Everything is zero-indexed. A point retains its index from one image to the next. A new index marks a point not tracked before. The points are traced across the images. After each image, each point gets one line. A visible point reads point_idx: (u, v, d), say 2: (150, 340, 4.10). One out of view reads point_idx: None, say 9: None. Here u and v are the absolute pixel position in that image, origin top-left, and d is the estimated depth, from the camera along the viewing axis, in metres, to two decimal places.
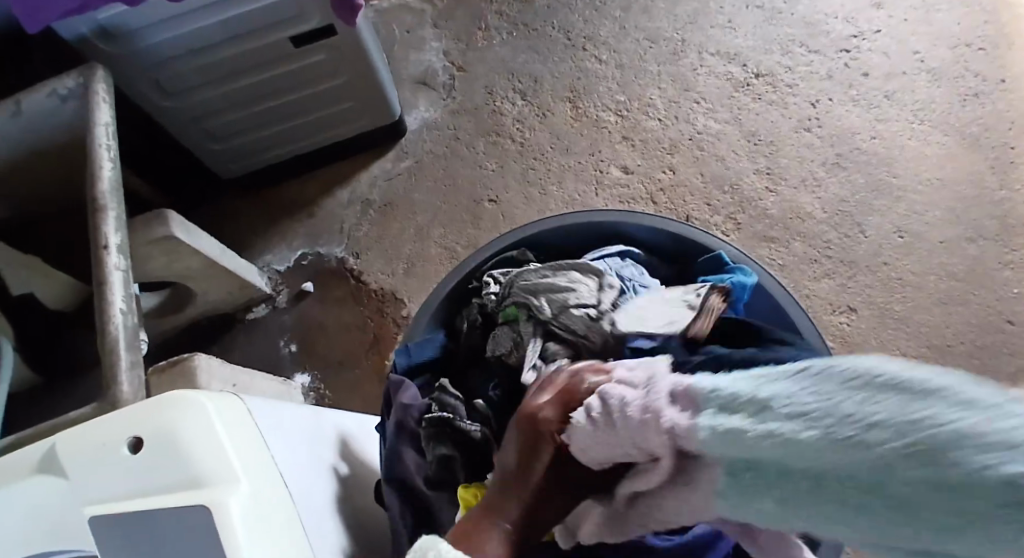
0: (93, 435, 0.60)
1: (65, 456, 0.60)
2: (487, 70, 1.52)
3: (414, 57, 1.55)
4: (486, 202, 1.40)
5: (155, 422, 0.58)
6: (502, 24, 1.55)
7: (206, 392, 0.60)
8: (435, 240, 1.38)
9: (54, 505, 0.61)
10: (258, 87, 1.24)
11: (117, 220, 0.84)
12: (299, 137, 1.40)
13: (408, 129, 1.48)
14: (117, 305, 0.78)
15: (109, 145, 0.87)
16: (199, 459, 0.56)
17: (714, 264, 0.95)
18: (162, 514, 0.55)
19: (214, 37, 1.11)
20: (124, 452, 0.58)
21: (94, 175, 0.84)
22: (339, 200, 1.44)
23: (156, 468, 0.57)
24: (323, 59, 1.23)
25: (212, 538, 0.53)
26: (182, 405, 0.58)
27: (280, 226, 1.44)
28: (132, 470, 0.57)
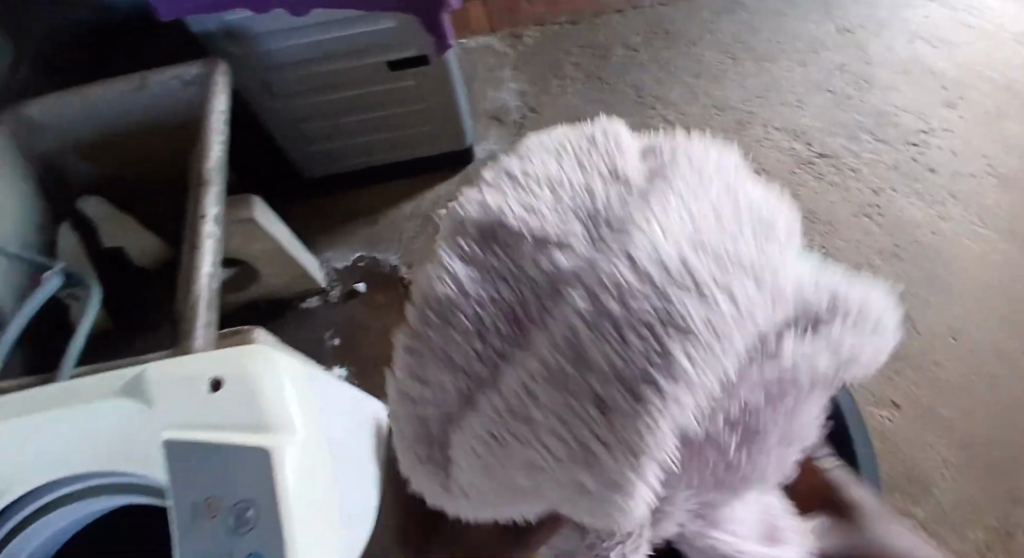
0: (164, 365, 0.57)
1: (145, 382, 0.56)
2: (558, 115, 1.60)
3: (492, 94, 1.64)
4: None
5: (242, 369, 0.56)
6: (579, 75, 1.63)
7: (281, 358, 0.59)
8: None
9: (99, 431, 0.57)
10: (353, 101, 1.34)
11: (217, 198, 0.89)
12: (379, 150, 1.49)
13: (476, 158, 1.56)
14: (205, 268, 0.83)
15: (222, 130, 0.95)
16: (271, 415, 0.55)
17: None
18: (223, 457, 0.53)
19: (321, 52, 1.21)
20: (204, 388, 0.56)
21: (204, 153, 0.92)
22: (402, 213, 1.52)
23: (227, 413, 0.55)
24: (416, 83, 1.32)
25: (271, 496, 0.51)
26: (267, 364, 0.57)
27: (343, 229, 1.52)
28: (200, 409, 0.55)
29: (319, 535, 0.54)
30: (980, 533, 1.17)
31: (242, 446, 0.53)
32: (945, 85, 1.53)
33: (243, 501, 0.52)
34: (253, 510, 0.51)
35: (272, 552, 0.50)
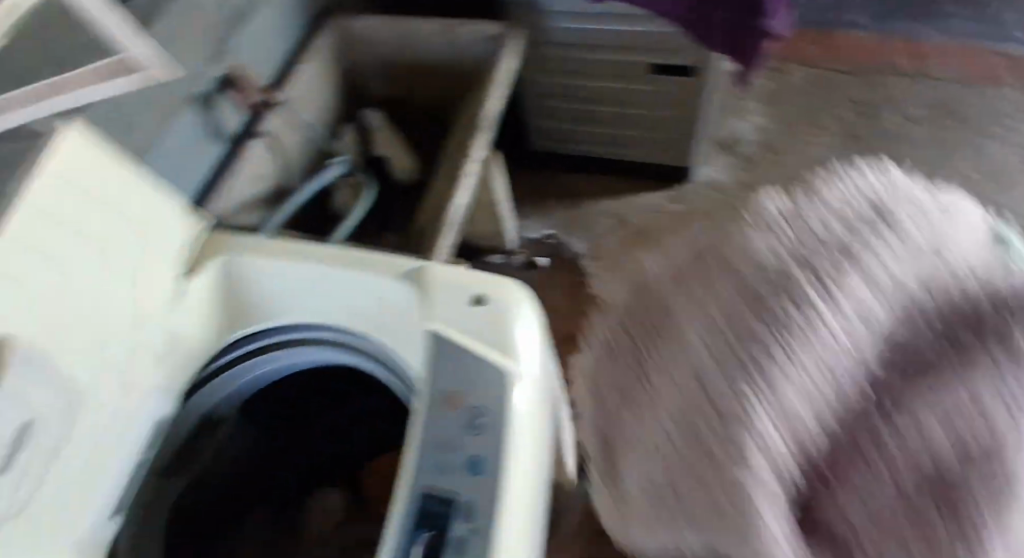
0: (437, 265, 0.55)
1: (421, 273, 0.54)
2: (800, 162, 1.50)
3: (735, 121, 1.58)
4: None
5: (505, 296, 0.53)
6: (839, 129, 1.53)
7: (538, 303, 0.55)
8: None
9: (343, 299, 0.57)
10: (610, 94, 1.36)
11: (482, 141, 0.93)
12: (620, 147, 1.48)
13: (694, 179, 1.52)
14: (461, 199, 0.88)
15: (507, 83, 1.00)
16: (523, 348, 0.51)
17: None
18: (473, 370, 0.50)
19: (602, 44, 1.26)
20: (465, 301, 0.52)
21: (485, 98, 0.97)
22: (605, 208, 1.52)
23: (481, 328, 0.52)
24: (680, 91, 1.31)
25: (510, 425, 0.48)
26: (527, 301, 0.53)
27: (547, 204, 1.55)
28: (457, 315, 0.52)
29: (538, 478, 0.50)
30: None
31: (494, 366, 0.50)
32: None
33: (482, 411, 0.49)
34: (491, 430, 0.48)
35: (494, 472, 0.47)
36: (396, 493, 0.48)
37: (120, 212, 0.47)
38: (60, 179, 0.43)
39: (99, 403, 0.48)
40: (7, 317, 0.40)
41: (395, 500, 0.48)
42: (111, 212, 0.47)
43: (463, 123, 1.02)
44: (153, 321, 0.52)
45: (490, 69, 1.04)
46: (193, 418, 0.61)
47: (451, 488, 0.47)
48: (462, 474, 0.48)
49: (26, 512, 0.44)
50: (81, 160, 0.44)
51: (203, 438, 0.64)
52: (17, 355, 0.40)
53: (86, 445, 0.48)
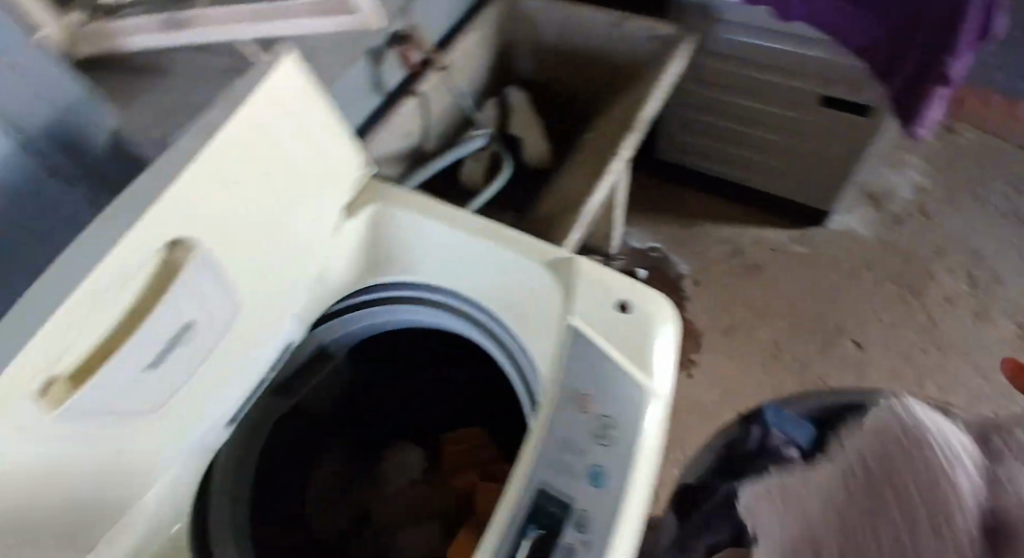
0: (588, 261, 0.53)
1: (571, 267, 0.53)
2: (948, 232, 1.39)
3: (885, 172, 1.47)
4: (849, 339, 1.31)
5: (653, 312, 0.51)
6: (1000, 207, 1.41)
7: (680, 326, 0.53)
8: (773, 329, 1.33)
9: (482, 272, 0.56)
10: (767, 118, 1.24)
11: (632, 144, 0.90)
12: (754, 174, 1.39)
13: (826, 225, 1.42)
14: (597, 196, 0.85)
15: (667, 89, 0.95)
16: (660, 367, 0.50)
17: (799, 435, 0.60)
18: (609, 378, 0.49)
19: (774, 66, 1.14)
20: (611, 305, 0.51)
21: (645, 98, 0.93)
22: (722, 232, 1.43)
23: (622, 337, 0.50)
24: (844, 135, 1.19)
25: (635, 442, 0.48)
26: (670, 318, 0.52)
27: (659, 214, 1.47)
28: (600, 318, 0.51)
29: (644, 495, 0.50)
30: None
31: (627, 375, 0.49)
32: None
33: (610, 422, 0.48)
34: (618, 444, 0.48)
35: (614, 486, 0.47)
36: (510, 485, 0.49)
37: (312, 147, 0.47)
38: (274, 102, 0.43)
39: (253, 325, 0.49)
40: (197, 222, 0.41)
41: (509, 493, 0.48)
42: (310, 147, 0.47)
43: (614, 121, 0.99)
44: (319, 255, 0.53)
45: (652, 71, 0.99)
46: (307, 350, 0.62)
47: (569, 493, 0.47)
48: (583, 481, 0.47)
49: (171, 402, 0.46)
50: (297, 91, 0.44)
51: (307, 377, 0.64)
52: (197, 255, 0.41)
53: (232, 360, 0.49)
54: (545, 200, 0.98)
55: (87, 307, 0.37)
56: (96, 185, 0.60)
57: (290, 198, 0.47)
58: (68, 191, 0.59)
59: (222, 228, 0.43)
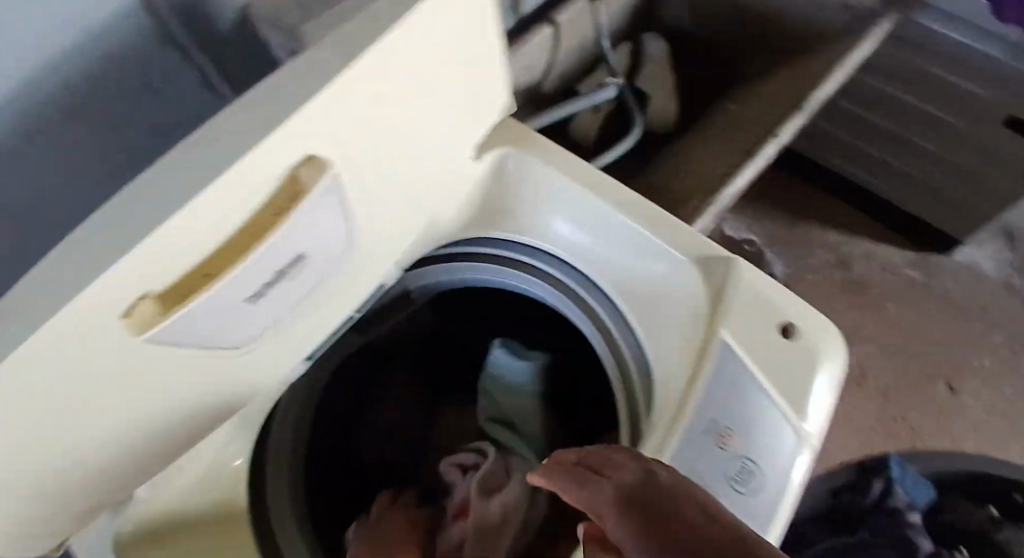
0: (757, 272, 0.49)
1: (732, 271, 0.48)
2: None
3: None
4: (941, 383, 1.20)
5: (821, 338, 0.47)
6: None
7: (844, 359, 0.49)
8: (864, 355, 1.22)
9: (623, 254, 0.52)
10: (938, 131, 1.07)
11: (793, 129, 0.79)
12: (889, 188, 1.24)
13: (949, 256, 1.28)
14: (737, 184, 0.76)
15: (845, 73, 0.82)
16: (809, 401, 0.46)
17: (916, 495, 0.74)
18: (763, 408, 0.45)
19: (974, 70, 0.95)
20: (775, 331, 0.47)
21: (815, 83, 0.80)
22: (830, 240, 1.30)
23: (781, 368, 0.46)
24: (1012, 168, 1.04)
25: (778, 481, 0.46)
26: (825, 346, 0.47)
27: (764, 205, 1.33)
28: (761, 340, 0.47)
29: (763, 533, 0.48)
30: None
31: (772, 411, 0.46)
32: None
33: (750, 466, 0.45)
34: (762, 473, 0.45)
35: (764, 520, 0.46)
36: None
37: (460, 70, 0.40)
38: (445, 14, 0.36)
39: (369, 254, 0.44)
40: (333, 140, 0.34)
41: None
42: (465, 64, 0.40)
43: (766, 101, 0.88)
44: (436, 194, 0.46)
45: (827, 51, 0.86)
46: (396, 290, 0.56)
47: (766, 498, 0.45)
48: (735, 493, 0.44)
49: (272, 329, 0.41)
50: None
51: (383, 319, 0.58)
52: (326, 180, 0.35)
53: (340, 289, 0.44)
54: (668, 174, 0.88)
55: (198, 226, 0.31)
56: (193, 59, 0.55)
57: (425, 126, 0.40)
58: (163, 60, 0.54)
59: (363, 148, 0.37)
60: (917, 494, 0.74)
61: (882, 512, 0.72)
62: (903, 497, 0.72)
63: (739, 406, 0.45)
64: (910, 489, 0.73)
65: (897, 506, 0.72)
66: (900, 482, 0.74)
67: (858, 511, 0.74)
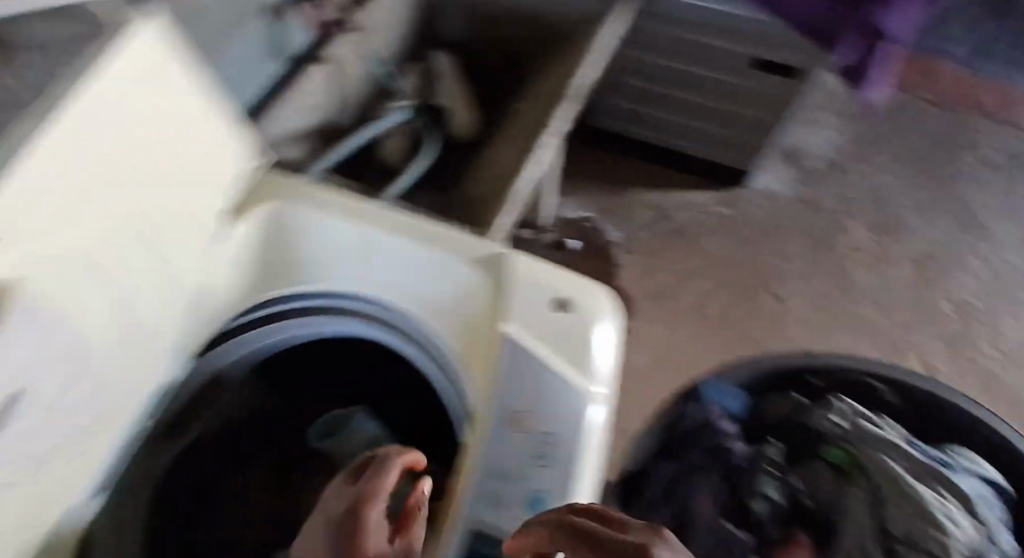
0: (527, 261, 0.51)
1: (503, 266, 0.50)
2: (857, 187, 1.42)
3: (801, 129, 1.48)
4: (771, 294, 1.31)
5: (592, 299, 0.50)
6: (902, 158, 1.45)
7: (621, 313, 0.52)
8: (704, 290, 1.31)
9: (399, 271, 0.53)
10: (698, 81, 1.20)
11: (570, 112, 0.79)
12: (681, 140, 1.35)
13: (751, 185, 1.42)
14: (532, 171, 0.72)
15: (605, 51, 0.85)
16: (594, 357, 0.48)
17: (729, 404, 0.71)
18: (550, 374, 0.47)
19: (708, 21, 1.09)
20: (549, 305, 0.49)
21: (582, 61, 0.83)
22: (649, 198, 1.40)
23: (566, 340, 0.48)
24: (766, 95, 1.18)
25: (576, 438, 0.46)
26: (598, 306, 0.50)
27: (583, 182, 1.41)
28: (536, 318, 0.49)
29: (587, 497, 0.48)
30: None
31: (566, 383, 0.47)
32: None
33: (547, 436, 0.46)
34: (557, 436, 0.46)
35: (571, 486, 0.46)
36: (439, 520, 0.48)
37: (153, 133, 0.42)
38: (110, 81, 0.38)
39: (140, 333, 0.46)
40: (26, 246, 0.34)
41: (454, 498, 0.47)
42: (168, 134, 0.43)
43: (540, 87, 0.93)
44: (182, 260, 0.47)
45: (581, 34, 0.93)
46: (201, 375, 0.55)
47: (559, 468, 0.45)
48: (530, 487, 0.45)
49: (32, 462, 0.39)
50: (145, 70, 0.40)
51: (196, 407, 0.57)
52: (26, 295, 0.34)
53: (112, 375, 0.44)
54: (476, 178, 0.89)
55: None
56: None
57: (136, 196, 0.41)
58: None
59: (86, 237, 0.38)
60: (728, 403, 0.71)
61: (704, 433, 0.69)
62: (713, 412, 0.69)
63: (528, 378, 0.47)
64: (723, 399, 0.71)
65: (711, 422, 0.69)
66: (713, 398, 0.70)
67: (685, 442, 0.70)
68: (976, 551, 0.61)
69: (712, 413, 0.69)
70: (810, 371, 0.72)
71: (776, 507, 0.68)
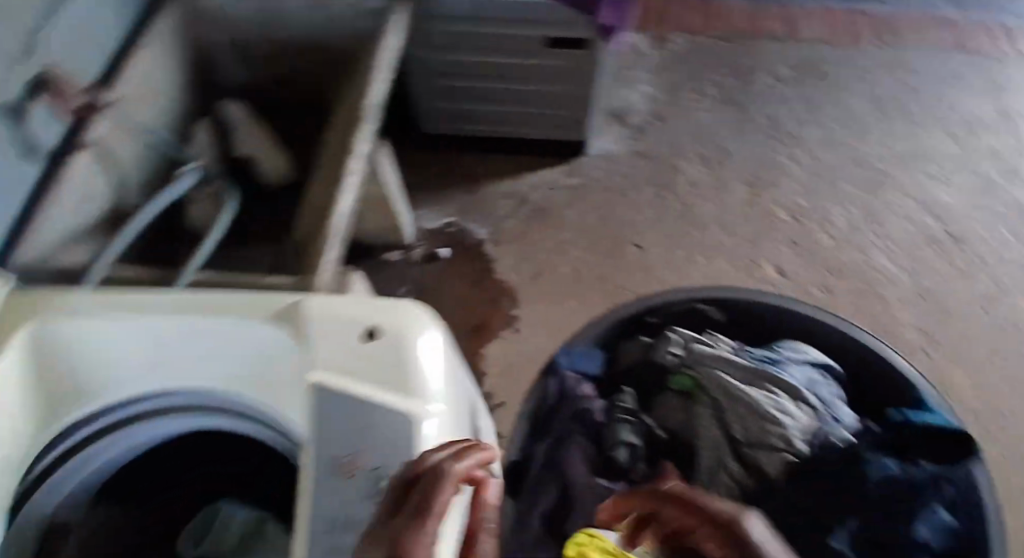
0: (328, 302, 0.50)
1: (299, 313, 0.50)
2: (682, 129, 1.49)
3: (620, 92, 1.54)
4: (631, 245, 1.34)
5: (403, 320, 0.49)
6: (714, 94, 1.53)
7: (442, 322, 0.52)
8: (573, 258, 1.33)
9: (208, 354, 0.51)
10: (495, 68, 1.24)
11: (369, 134, 0.76)
12: (506, 125, 1.38)
13: (588, 152, 1.46)
14: (344, 202, 0.69)
15: (391, 61, 0.83)
16: (417, 374, 0.47)
17: (584, 366, 0.74)
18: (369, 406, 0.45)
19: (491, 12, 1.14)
20: (358, 339, 0.48)
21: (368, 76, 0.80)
22: (500, 189, 1.41)
23: (382, 368, 0.47)
24: (561, 65, 1.22)
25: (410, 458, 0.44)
26: (414, 324, 0.50)
27: (435, 190, 1.41)
28: (347, 356, 0.48)
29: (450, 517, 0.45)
30: None
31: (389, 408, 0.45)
32: None
33: (382, 468, 0.44)
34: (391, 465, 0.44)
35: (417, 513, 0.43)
36: None
37: None
38: None
39: None
40: None
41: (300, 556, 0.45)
42: None
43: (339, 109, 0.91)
44: None
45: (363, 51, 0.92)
46: (33, 523, 0.56)
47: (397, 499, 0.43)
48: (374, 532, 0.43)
49: None
50: None
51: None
52: None
53: None
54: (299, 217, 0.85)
55: None
56: None
57: None
58: None
59: None
60: (584, 366, 0.74)
61: (564, 402, 0.71)
62: (569, 379, 0.72)
63: (347, 422, 0.45)
64: (578, 365, 0.73)
65: (569, 389, 0.72)
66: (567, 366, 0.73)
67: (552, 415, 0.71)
68: (818, 437, 0.66)
69: (568, 381, 0.72)
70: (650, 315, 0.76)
71: (637, 450, 0.70)
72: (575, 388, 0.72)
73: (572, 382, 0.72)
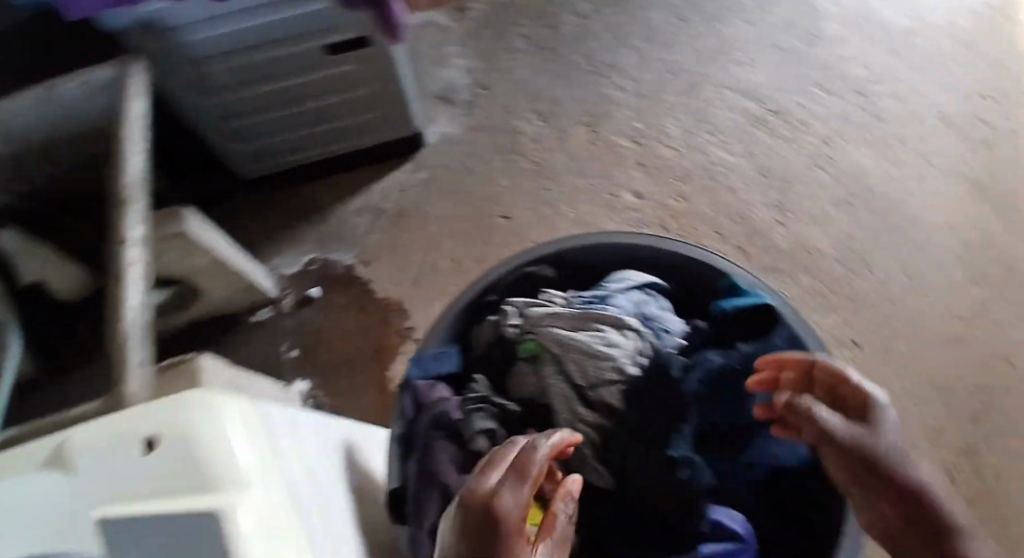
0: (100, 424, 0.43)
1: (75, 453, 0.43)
2: (509, 90, 1.41)
3: (434, 73, 1.43)
4: (496, 219, 1.32)
5: (179, 409, 0.42)
6: (524, 49, 1.44)
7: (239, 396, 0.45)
8: (444, 251, 1.30)
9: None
10: (287, 92, 1.17)
11: (144, 216, 0.70)
12: (320, 145, 1.32)
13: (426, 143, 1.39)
14: (131, 297, 0.64)
15: (140, 128, 0.77)
16: (217, 466, 0.40)
17: (437, 368, 0.76)
18: (165, 523, 0.38)
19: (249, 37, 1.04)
20: (141, 452, 0.41)
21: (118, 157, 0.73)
22: (348, 208, 1.35)
23: (177, 477, 0.40)
24: (355, 70, 1.16)
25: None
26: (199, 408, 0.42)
27: (284, 232, 1.34)
28: (137, 477, 0.41)
29: None
30: (977, 487, 1.06)
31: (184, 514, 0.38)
32: (873, 29, 1.39)
33: None
34: None
35: None
36: None
37: None
38: None
39: None
40: None
41: None
42: None
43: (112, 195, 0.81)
44: None
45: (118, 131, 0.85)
46: None
47: None
48: None
49: None
50: None
51: None
52: None
53: None
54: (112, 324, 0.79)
55: None
56: None
57: None
58: None
59: None
60: (438, 368, 0.75)
61: (421, 409, 0.72)
62: (423, 385, 0.74)
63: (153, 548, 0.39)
64: (431, 367, 0.75)
65: (424, 398, 0.73)
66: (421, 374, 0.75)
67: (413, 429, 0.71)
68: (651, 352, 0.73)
69: (422, 387, 0.73)
70: (489, 295, 0.79)
71: (493, 434, 0.72)
72: (429, 394, 0.73)
73: (426, 388, 0.73)
